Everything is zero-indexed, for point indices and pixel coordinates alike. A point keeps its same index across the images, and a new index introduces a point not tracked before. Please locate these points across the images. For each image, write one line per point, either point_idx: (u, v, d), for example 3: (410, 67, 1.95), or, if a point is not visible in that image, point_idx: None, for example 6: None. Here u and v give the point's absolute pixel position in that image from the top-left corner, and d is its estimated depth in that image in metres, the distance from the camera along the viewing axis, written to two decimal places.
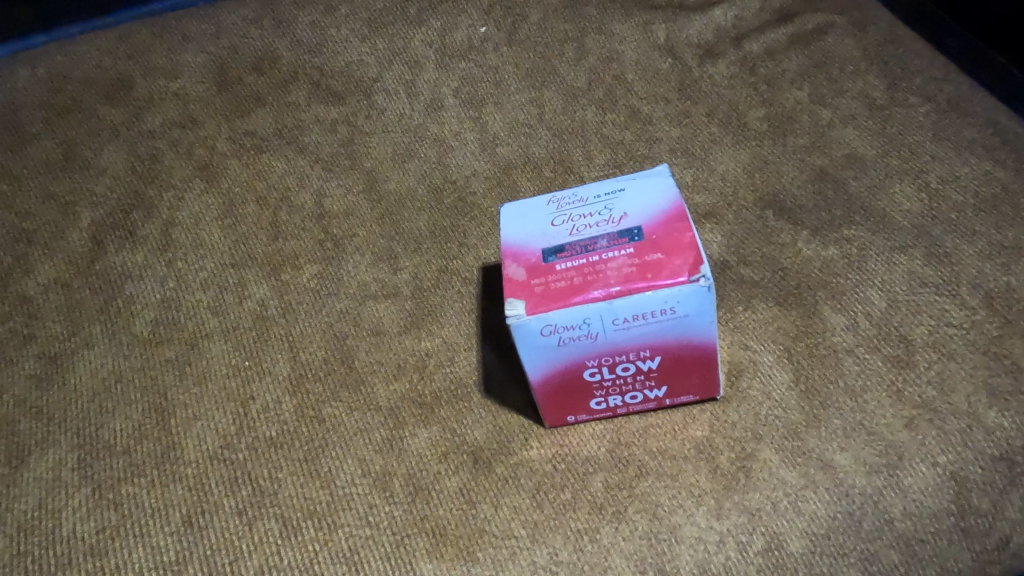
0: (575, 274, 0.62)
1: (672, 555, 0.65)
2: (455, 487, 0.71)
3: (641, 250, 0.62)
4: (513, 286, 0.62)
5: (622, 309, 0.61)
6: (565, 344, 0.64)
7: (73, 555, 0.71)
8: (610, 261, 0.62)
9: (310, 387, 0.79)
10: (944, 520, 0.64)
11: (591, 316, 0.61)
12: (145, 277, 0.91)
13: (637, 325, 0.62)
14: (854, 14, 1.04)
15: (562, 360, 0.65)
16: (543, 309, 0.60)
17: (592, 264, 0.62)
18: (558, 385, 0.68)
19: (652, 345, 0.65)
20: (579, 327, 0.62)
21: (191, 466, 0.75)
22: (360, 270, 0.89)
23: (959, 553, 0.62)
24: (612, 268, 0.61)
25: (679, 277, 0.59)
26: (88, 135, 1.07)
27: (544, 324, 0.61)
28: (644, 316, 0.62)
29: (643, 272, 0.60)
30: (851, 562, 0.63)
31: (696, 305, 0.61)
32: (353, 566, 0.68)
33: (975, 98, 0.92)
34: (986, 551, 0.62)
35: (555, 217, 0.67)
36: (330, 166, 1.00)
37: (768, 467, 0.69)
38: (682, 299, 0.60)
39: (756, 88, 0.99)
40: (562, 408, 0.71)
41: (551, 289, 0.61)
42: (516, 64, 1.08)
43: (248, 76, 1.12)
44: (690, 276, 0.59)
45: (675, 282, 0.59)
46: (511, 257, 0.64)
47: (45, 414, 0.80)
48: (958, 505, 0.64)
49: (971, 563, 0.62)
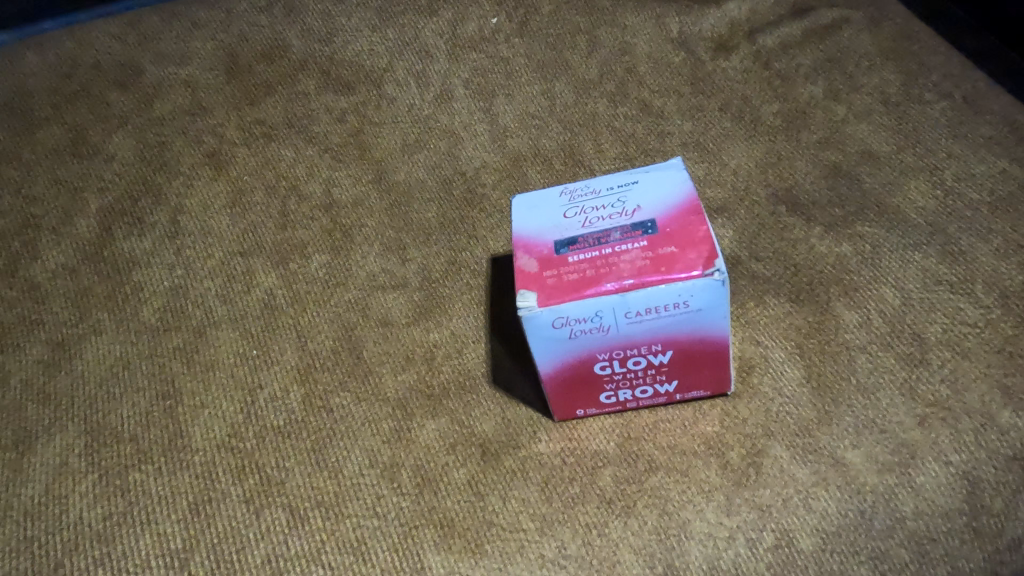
0: (588, 267, 0.61)
1: (681, 551, 0.65)
2: (463, 479, 0.71)
3: (654, 243, 0.61)
4: (526, 278, 0.62)
5: (635, 303, 0.60)
6: (575, 337, 0.63)
7: (79, 541, 0.70)
8: (624, 254, 0.61)
9: (318, 377, 0.79)
10: (957, 520, 0.63)
11: (604, 309, 0.60)
12: (153, 264, 0.90)
13: (650, 318, 0.62)
14: (870, 10, 1.03)
15: (572, 353, 0.65)
16: (554, 301, 0.60)
17: (604, 256, 0.61)
18: (567, 378, 0.68)
19: (664, 339, 0.64)
20: (592, 320, 0.61)
21: (198, 454, 0.75)
22: (369, 261, 0.88)
23: (971, 553, 0.62)
24: (626, 261, 0.61)
25: (694, 270, 0.59)
26: (96, 121, 1.07)
27: (556, 317, 0.61)
28: (657, 310, 0.61)
29: (657, 265, 0.60)
30: (861, 561, 0.62)
31: (710, 299, 0.60)
32: (360, 558, 0.67)
33: (992, 95, 0.91)
34: (998, 552, 0.62)
35: (567, 208, 0.67)
36: (339, 155, 0.99)
37: (779, 463, 0.68)
38: (696, 293, 0.60)
39: (769, 82, 0.98)
40: (571, 402, 0.71)
41: (563, 281, 0.61)
42: (527, 56, 1.08)
43: (258, 64, 1.11)
44: (705, 270, 0.59)
45: (689, 276, 0.59)
46: (521, 249, 0.64)
47: (51, 400, 0.80)
48: (971, 505, 0.64)
49: (983, 564, 0.62)
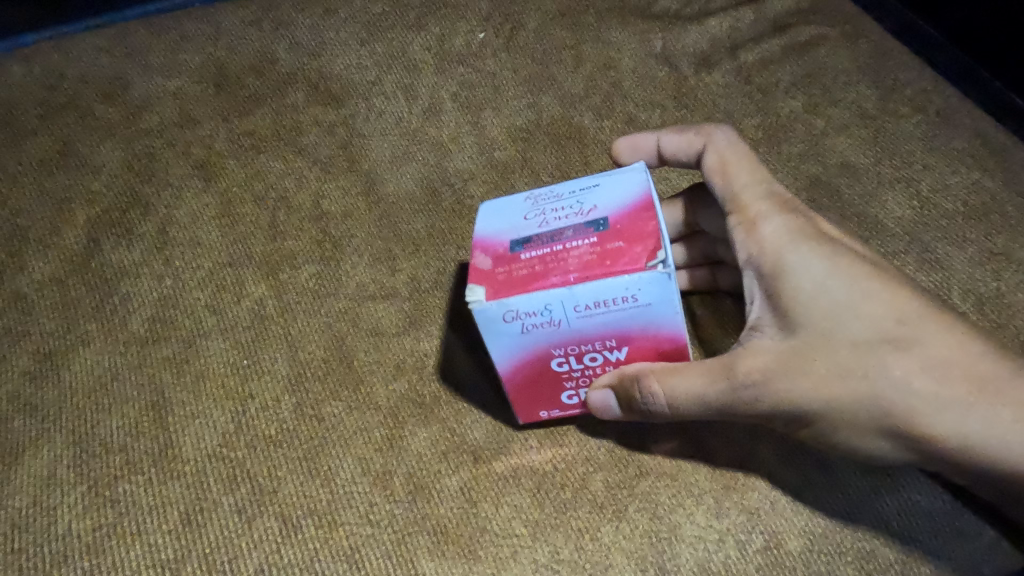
0: (538, 263, 0.60)
1: (673, 554, 0.67)
2: (455, 486, 0.71)
3: (604, 240, 0.61)
4: (476, 274, 0.61)
5: (583, 297, 0.59)
6: (526, 332, 0.63)
7: (69, 552, 0.70)
8: (573, 250, 0.61)
9: (309, 387, 0.79)
10: (938, 521, 0.67)
11: (553, 302, 0.60)
12: (142, 275, 0.90)
13: (599, 312, 0.61)
14: (846, 27, 1.06)
15: (525, 347, 0.65)
16: (501, 295, 0.59)
17: (553, 251, 0.61)
18: (525, 374, 0.68)
19: (618, 332, 0.64)
20: (542, 314, 0.61)
21: (188, 463, 0.75)
22: (358, 271, 0.89)
23: (949, 551, 0.65)
24: (574, 257, 0.60)
25: (638, 264, 0.58)
26: (82, 132, 1.06)
27: (505, 311, 0.60)
28: (605, 304, 0.60)
29: (603, 259, 0.59)
30: (848, 561, 0.65)
31: (658, 293, 0.60)
32: (355, 565, 0.68)
33: (963, 110, 0.95)
34: (979, 550, 0.65)
35: (527, 209, 0.66)
36: (329, 167, 1.00)
37: (768, 467, 0.70)
38: (643, 288, 0.59)
39: (751, 96, 1.01)
40: (528, 399, 0.71)
41: (512, 277, 0.60)
42: (514, 70, 1.09)
43: (246, 76, 1.11)
44: (648, 263, 0.58)
45: (634, 270, 0.58)
46: (475, 245, 0.63)
47: (39, 411, 0.79)
48: (952, 505, 0.67)
49: (965, 562, 0.65)
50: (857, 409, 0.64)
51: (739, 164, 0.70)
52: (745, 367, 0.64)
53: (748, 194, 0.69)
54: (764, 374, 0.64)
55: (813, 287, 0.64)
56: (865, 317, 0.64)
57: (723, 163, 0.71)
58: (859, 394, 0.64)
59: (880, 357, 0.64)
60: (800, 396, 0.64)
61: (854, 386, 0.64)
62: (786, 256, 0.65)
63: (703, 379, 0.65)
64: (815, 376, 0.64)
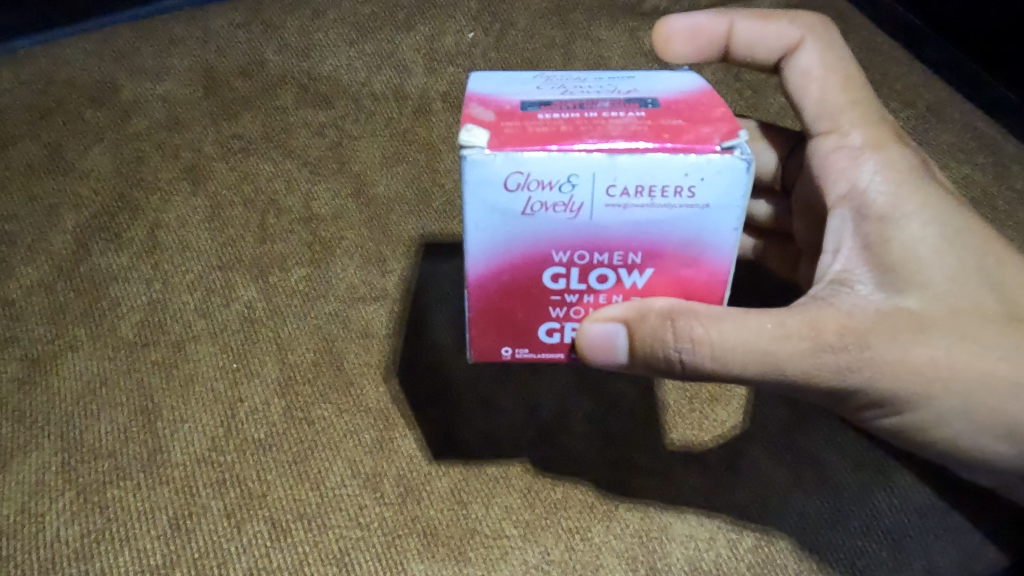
0: (564, 123, 0.52)
1: (664, 553, 0.70)
2: (446, 487, 0.73)
3: (654, 115, 0.53)
4: (481, 122, 0.52)
5: (624, 171, 0.51)
6: (529, 216, 0.53)
7: (57, 559, 0.70)
8: (614, 118, 0.52)
9: (298, 389, 0.79)
10: (917, 513, 0.72)
11: (579, 171, 0.50)
12: (130, 280, 0.90)
13: (633, 205, 0.52)
14: (836, 22, 1.06)
15: (521, 241, 0.54)
16: (513, 147, 0.50)
17: (585, 118, 0.52)
18: (503, 284, 0.57)
19: (643, 246, 0.55)
20: (560, 187, 0.51)
21: (177, 468, 0.75)
22: (348, 273, 0.89)
23: (930, 540, 0.71)
24: (616, 123, 0.52)
25: (710, 144, 0.50)
26: (69, 135, 1.05)
27: (513, 172, 0.50)
28: (650, 192, 0.52)
29: (659, 131, 0.51)
30: (832, 556, 0.70)
31: (721, 191, 0.52)
32: (344, 569, 0.69)
33: (953, 105, 0.95)
34: (957, 538, 0.71)
35: (544, 86, 0.58)
36: (318, 169, 0.99)
37: (756, 464, 0.74)
38: (709, 179, 0.51)
39: (740, 93, 1.01)
40: (496, 323, 0.59)
41: (528, 132, 0.51)
42: (504, 69, 1.09)
43: (235, 78, 1.11)
44: (723, 145, 0.50)
45: (705, 149, 0.50)
46: (478, 100, 0.54)
47: (27, 418, 0.79)
48: (931, 498, 0.73)
49: (944, 551, 0.70)
50: (951, 381, 0.61)
51: (836, 105, 0.70)
52: (836, 323, 0.59)
53: (847, 119, 0.69)
54: (859, 332, 0.59)
55: (911, 238, 0.62)
56: (964, 279, 0.61)
57: (822, 101, 0.71)
58: (953, 365, 0.61)
59: (979, 328, 0.61)
60: (895, 362, 0.60)
61: (949, 356, 0.60)
62: (888, 203, 0.63)
63: (773, 332, 0.58)
64: (912, 336, 0.60)
